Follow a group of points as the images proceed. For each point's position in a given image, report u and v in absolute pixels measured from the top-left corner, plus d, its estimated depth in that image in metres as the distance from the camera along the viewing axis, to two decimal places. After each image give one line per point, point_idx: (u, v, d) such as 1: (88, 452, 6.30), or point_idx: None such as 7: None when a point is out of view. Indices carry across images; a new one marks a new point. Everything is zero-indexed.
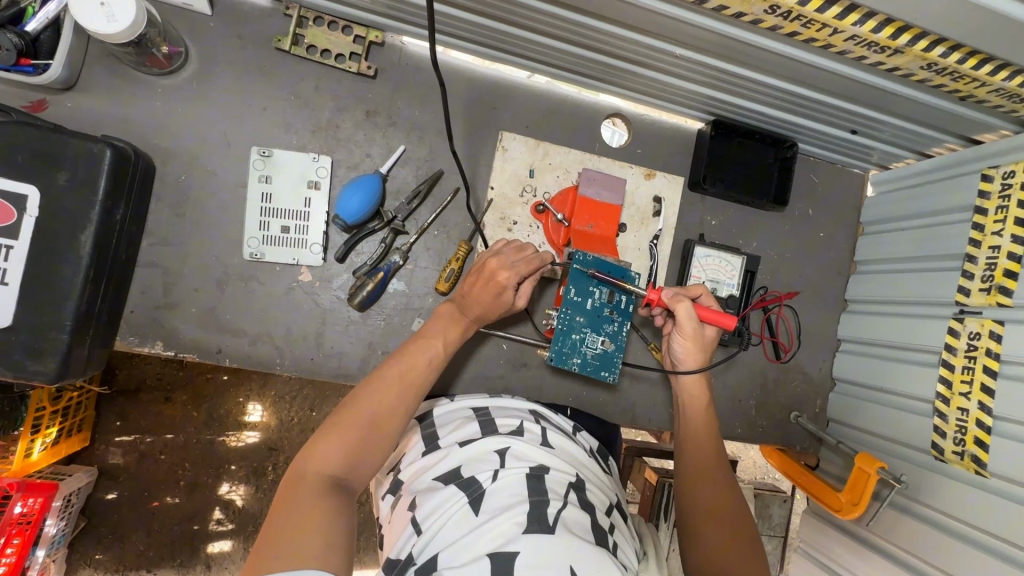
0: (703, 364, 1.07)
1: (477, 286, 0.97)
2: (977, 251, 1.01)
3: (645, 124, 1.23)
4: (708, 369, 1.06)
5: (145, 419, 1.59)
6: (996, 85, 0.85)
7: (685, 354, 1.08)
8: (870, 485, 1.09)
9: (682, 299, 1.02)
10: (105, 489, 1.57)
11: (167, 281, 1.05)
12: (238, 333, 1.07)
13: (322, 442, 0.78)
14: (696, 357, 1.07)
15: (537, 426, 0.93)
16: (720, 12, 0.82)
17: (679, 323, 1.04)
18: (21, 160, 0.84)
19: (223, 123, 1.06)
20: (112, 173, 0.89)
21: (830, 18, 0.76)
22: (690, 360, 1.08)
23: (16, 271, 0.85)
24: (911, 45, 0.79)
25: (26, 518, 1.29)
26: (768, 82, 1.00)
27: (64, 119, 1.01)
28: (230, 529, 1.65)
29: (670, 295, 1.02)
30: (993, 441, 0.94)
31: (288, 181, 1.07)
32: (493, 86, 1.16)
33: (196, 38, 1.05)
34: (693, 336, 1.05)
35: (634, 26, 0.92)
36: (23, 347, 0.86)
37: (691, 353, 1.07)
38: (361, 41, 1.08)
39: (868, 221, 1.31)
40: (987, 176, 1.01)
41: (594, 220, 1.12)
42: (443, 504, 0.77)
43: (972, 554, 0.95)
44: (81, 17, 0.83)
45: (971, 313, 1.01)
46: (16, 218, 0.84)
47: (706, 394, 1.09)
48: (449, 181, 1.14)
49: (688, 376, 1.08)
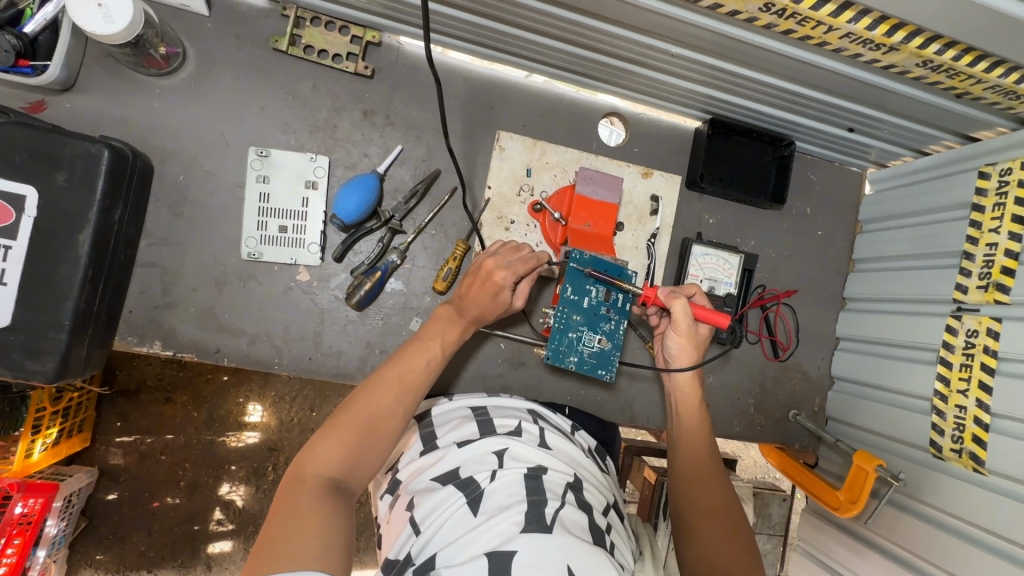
0: (696, 362, 1.08)
1: (475, 287, 0.98)
2: (975, 248, 1.00)
3: (642, 123, 1.23)
4: (700, 367, 1.07)
5: (145, 419, 1.60)
6: (993, 81, 0.85)
7: (678, 351, 1.09)
8: (869, 482, 1.09)
9: (677, 297, 1.02)
10: (106, 489, 1.58)
11: (165, 281, 1.05)
12: (237, 333, 1.07)
13: (321, 443, 0.78)
14: (688, 355, 1.08)
15: (535, 426, 0.93)
16: (715, 10, 0.82)
17: (674, 320, 1.04)
18: (20, 160, 0.85)
19: (221, 123, 1.07)
20: (110, 173, 0.89)
21: (824, 16, 0.76)
22: (683, 357, 1.09)
23: (14, 271, 0.85)
24: (906, 42, 0.79)
25: (27, 519, 1.30)
26: (765, 79, 1.00)
27: (63, 120, 1.02)
28: (230, 529, 1.65)
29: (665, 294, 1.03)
30: (991, 437, 0.94)
31: (286, 181, 1.08)
32: (490, 86, 1.17)
33: (194, 39, 1.05)
34: (688, 334, 1.06)
35: (629, 25, 0.92)
36: (21, 347, 0.87)
37: (684, 351, 1.08)
38: (359, 41, 1.09)
39: (867, 219, 1.31)
40: (985, 173, 1.01)
41: (591, 219, 1.13)
42: (441, 504, 0.77)
43: (971, 552, 0.95)
44: (78, 18, 0.84)
45: (969, 310, 1.01)
46: (14, 218, 0.85)
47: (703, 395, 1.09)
48: (447, 180, 1.15)
49: (680, 374, 1.08)
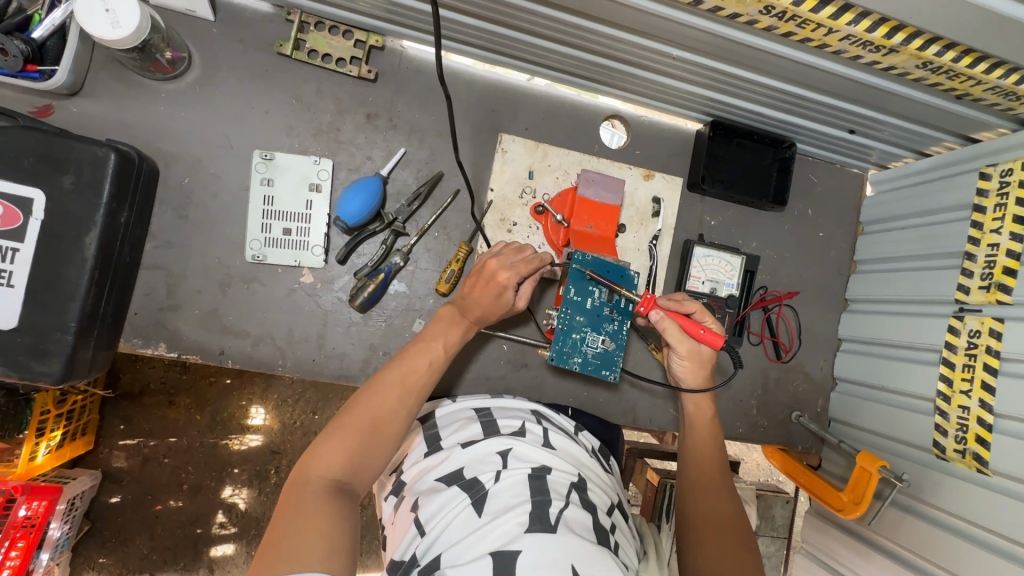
0: (703, 381, 1.07)
1: (477, 287, 0.97)
2: (976, 248, 1.01)
3: (643, 125, 1.24)
4: (709, 389, 1.06)
5: (148, 422, 1.60)
6: (992, 82, 0.85)
7: (684, 373, 1.08)
8: (872, 484, 1.09)
9: (666, 320, 1.02)
10: (109, 492, 1.58)
11: (170, 283, 1.06)
12: (241, 335, 1.08)
13: (324, 445, 0.78)
14: (694, 374, 1.08)
15: (539, 427, 0.93)
16: (715, 13, 0.82)
17: (672, 344, 1.04)
18: (28, 163, 0.86)
19: (226, 126, 1.08)
20: (116, 176, 0.90)
21: (824, 18, 0.77)
22: (689, 376, 1.08)
23: (21, 273, 0.86)
24: (906, 44, 0.80)
25: (30, 522, 1.31)
26: (765, 81, 1.01)
27: (70, 124, 1.03)
28: (233, 532, 1.65)
29: (656, 315, 1.02)
30: (995, 438, 0.94)
31: (290, 184, 1.08)
32: (492, 89, 1.17)
33: (199, 44, 1.06)
34: (689, 356, 1.05)
35: (629, 28, 0.93)
36: (27, 348, 0.87)
37: (689, 370, 1.07)
38: (362, 46, 1.10)
39: (868, 220, 1.31)
40: (985, 174, 1.01)
41: (594, 220, 1.14)
42: (446, 505, 0.77)
43: (976, 553, 0.95)
44: (86, 23, 0.85)
45: (971, 310, 1.01)
46: (21, 220, 0.85)
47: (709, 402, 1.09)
48: (449, 183, 1.15)
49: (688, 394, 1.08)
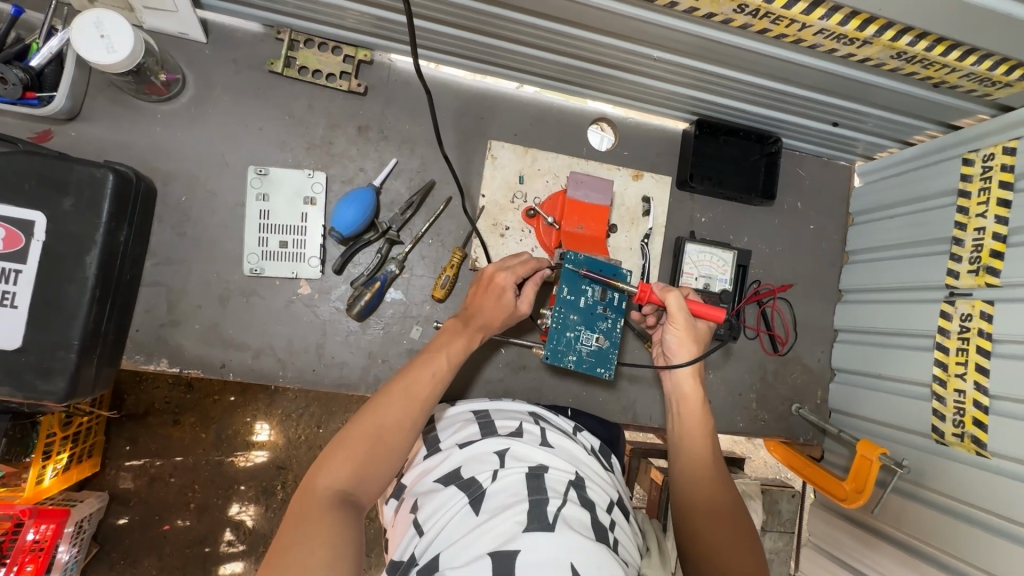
0: (696, 356, 1.08)
1: (480, 294, 1.01)
2: (963, 233, 1.02)
3: (631, 128, 1.26)
4: (701, 360, 1.06)
5: (154, 442, 1.62)
6: (967, 69, 0.87)
7: (677, 344, 1.08)
8: (874, 471, 1.10)
9: (672, 292, 1.02)
10: (117, 514, 1.59)
11: (171, 299, 1.08)
12: (242, 348, 1.10)
13: (333, 457, 0.79)
14: (689, 348, 1.08)
15: (536, 427, 0.94)
16: (691, 13, 0.85)
17: (672, 316, 1.04)
18: (28, 186, 0.88)
19: (221, 144, 1.10)
20: (114, 196, 0.93)
21: (797, 14, 0.79)
22: (683, 351, 1.08)
23: (25, 294, 0.88)
24: (878, 35, 0.82)
25: (39, 546, 1.33)
26: (744, 77, 1.03)
27: (69, 148, 1.05)
28: (241, 550, 1.65)
29: (659, 289, 1.03)
30: (991, 420, 0.95)
31: (285, 198, 1.10)
32: (482, 98, 1.20)
33: (193, 66, 1.09)
34: (686, 328, 1.05)
35: (611, 33, 0.95)
36: (32, 368, 0.89)
37: (684, 344, 1.08)
38: (351, 60, 1.13)
39: (858, 211, 1.33)
40: (968, 160, 1.03)
41: (584, 220, 1.15)
42: (445, 503, 0.78)
43: (979, 536, 0.95)
44: (82, 50, 0.88)
45: (961, 295, 1.03)
46: (23, 242, 0.87)
47: (698, 383, 1.08)
48: (442, 191, 1.17)
49: (681, 368, 1.08)
